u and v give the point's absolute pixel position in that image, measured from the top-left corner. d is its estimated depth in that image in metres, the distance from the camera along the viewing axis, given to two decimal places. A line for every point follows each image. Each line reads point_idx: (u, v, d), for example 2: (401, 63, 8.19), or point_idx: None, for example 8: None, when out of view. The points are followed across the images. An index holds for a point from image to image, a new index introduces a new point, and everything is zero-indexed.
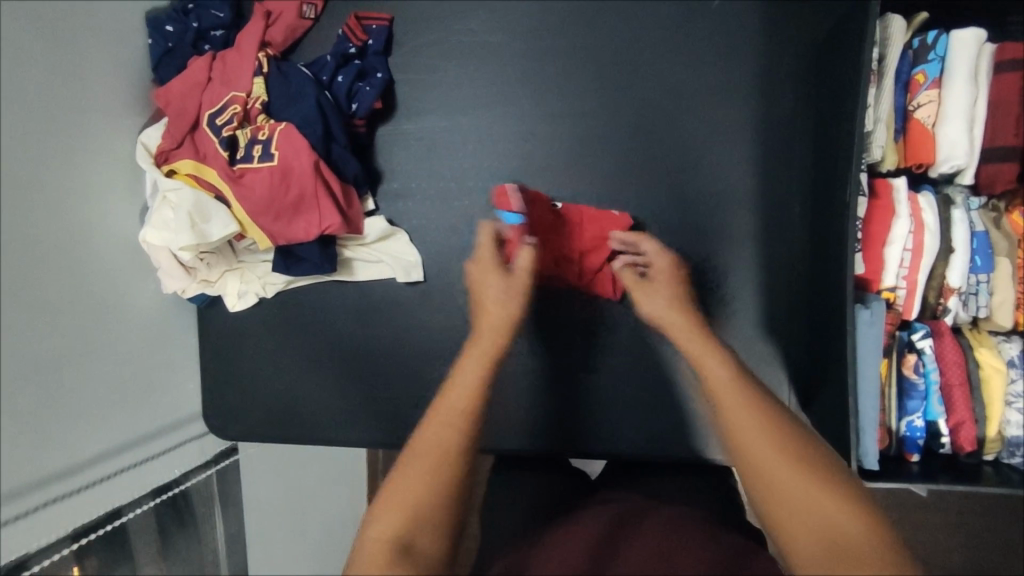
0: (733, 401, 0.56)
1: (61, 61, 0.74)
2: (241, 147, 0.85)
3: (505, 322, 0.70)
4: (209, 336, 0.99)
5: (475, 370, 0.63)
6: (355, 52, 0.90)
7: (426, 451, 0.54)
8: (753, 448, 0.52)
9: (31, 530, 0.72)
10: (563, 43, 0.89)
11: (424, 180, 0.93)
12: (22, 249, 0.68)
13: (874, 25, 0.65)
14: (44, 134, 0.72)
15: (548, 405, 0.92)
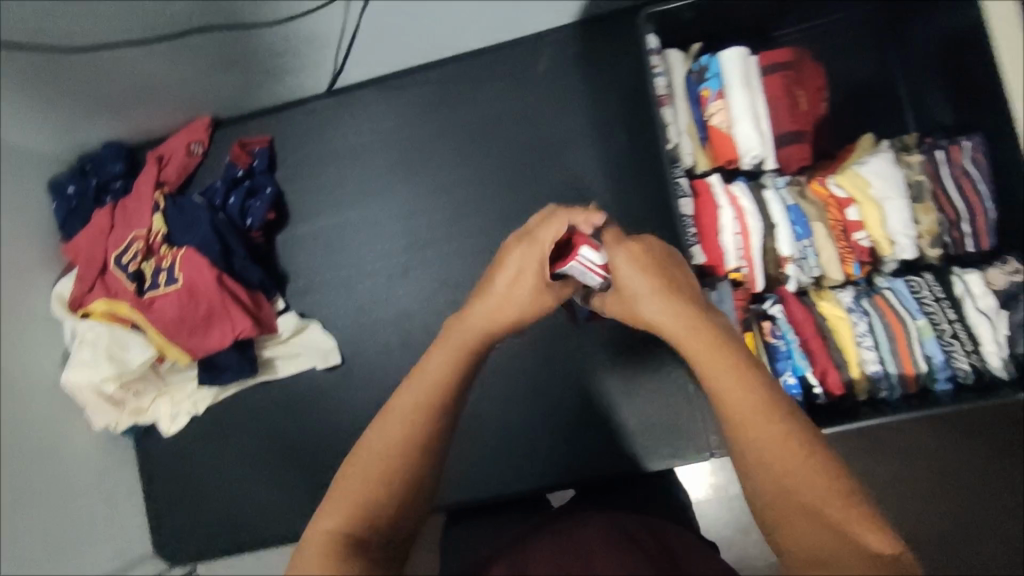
0: (765, 446, 0.46)
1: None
2: (148, 277, 0.93)
3: (493, 324, 0.59)
4: (150, 465, 1.02)
5: (447, 363, 0.55)
6: (243, 175, 1.01)
7: (383, 453, 0.50)
8: (793, 512, 0.44)
9: None
10: (424, 127, 1.01)
11: (326, 271, 1.02)
12: None
13: (650, 60, 0.78)
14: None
15: (486, 452, 0.99)
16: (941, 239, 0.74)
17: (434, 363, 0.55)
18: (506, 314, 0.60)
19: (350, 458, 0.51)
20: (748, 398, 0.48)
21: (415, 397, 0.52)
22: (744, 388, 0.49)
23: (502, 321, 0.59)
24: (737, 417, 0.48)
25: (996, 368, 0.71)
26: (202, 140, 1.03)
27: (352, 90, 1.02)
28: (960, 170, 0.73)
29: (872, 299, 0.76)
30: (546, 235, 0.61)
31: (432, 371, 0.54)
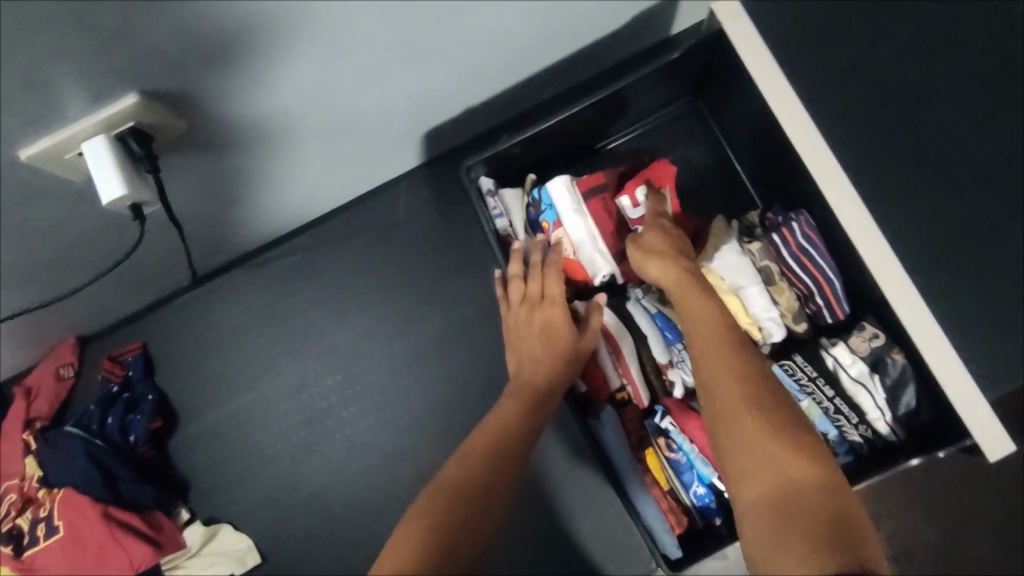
0: (718, 362, 0.59)
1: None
2: (25, 532, 0.86)
3: (545, 381, 0.73)
4: None
5: (507, 415, 0.71)
6: (118, 389, 0.96)
7: (453, 482, 0.64)
8: (731, 412, 0.55)
9: None
10: (298, 298, 0.99)
11: (227, 467, 0.97)
12: None
13: (483, 208, 0.82)
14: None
15: None
16: (802, 311, 0.77)
17: (493, 422, 0.71)
18: (555, 373, 0.73)
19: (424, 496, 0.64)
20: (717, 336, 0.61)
21: (477, 449, 0.68)
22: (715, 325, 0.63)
23: (550, 377, 0.73)
24: (705, 348, 0.61)
25: (885, 433, 0.71)
26: (72, 362, 0.99)
27: (216, 276, 1.00)
28: (796, 248, 0.76)
29: None
30: (552, 290, 0.74)
31: (492, 423, 0.72)
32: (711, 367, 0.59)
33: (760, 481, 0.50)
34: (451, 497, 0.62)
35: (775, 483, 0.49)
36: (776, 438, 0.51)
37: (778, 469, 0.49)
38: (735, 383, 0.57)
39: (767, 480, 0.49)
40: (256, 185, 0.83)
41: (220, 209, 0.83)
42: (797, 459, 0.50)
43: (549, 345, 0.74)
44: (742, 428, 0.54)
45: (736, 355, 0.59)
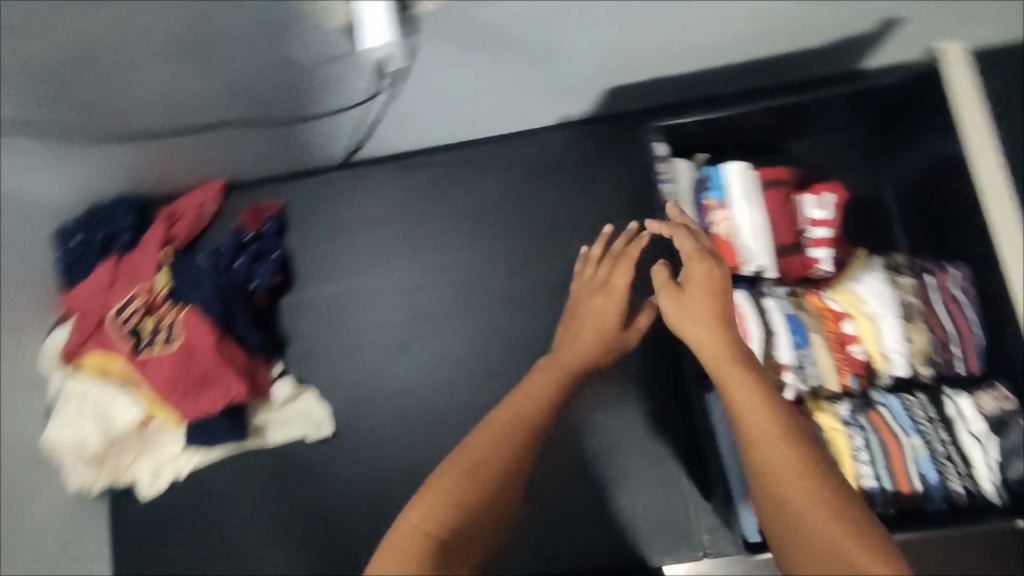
0: (765, 444, 0.51)
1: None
2: (145, 335, 0.91)
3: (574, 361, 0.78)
4: (124, 528, 0.98)
5: (547, 387, 0.72)
6: (251, 237, 1.00)
7: (480, 446, 0.60)
8: (797, 512, 0.47)
9: None
10: (433, 205, 1.03)
11: (326, 339, 1.02)
12: None
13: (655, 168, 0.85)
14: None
15: None
16: (933, 359, 0.78)
17: (518, 394, 0.70)
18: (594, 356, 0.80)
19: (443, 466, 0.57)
20: (764, 413, 0.53)
21: (506, 417, 0.65)
22: (757, 394, 0.54)
23: (580, 360, 0.79)
24: (753, 422, 0.53)
25: (989, 493, 0.73)
26: (214, 201, 1.03)
27: (366, 163, 1.03)
28: (948, 295, 0.78)
29: (869, 415, 0.76)
30: (614, 278, 0.84)
31: (529, 389, 0.71)
32: (764, 449, 0.51)
33: None
34: (484, 468, 0.57)
35: None
36: (848, 543, 0.44)
37: None
38: (791, 469, 0.49)
39: None
40: (448, 86, 0.86)
41: (407, 96, 0.87)
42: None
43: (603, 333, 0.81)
44: (813, 530, 0.46)
45: (784, 431, 0.51)
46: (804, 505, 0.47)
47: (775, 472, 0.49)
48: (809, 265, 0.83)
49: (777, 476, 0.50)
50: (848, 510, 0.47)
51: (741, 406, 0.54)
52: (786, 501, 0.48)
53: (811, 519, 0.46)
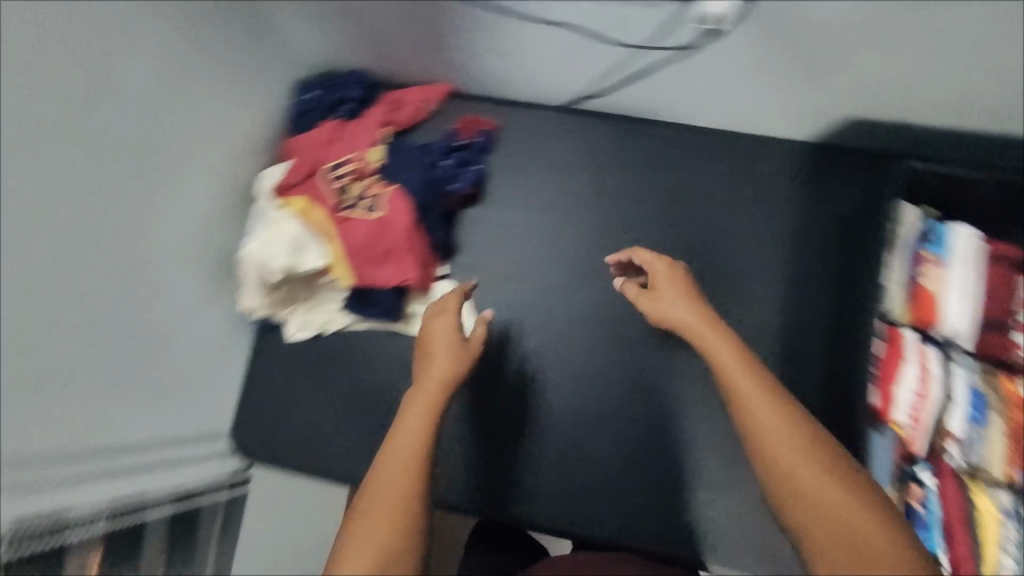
0: (756, 404, 0.57)
1: (203, 95, 0.89)
2: (349, 197, 0.97)
3: (449, 372, 0.71)
4: (260, 361, 1.06)
5: (419, 421, 0.64)
6: (462, 143, 1.05)
7: (393, 470, 0.60)
8: (784, 463, 0.54)
9: (80, 498, 0.76)
10: (632, 172, 1.05)
11: (493, 260, 1.05)
12: (133, 230, 0.81)
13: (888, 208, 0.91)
14: (171, 150, 0.85)
15: (554, 483, 0.98)
16: None
17: (416, 400, 0.67)
18: (454, 366, 0.72)
19: (367, 489, 0.60)
20: (745, 374, 0.59)
21: (419, 411, 0.66)
22: (741, 369, 0.60)
23: (456, 371, 0.71)
24: (753, 395, 0.58)
25: None
26: (437, 101, 1.08)
27: (584, 113, 1.07)
28: None
29: None
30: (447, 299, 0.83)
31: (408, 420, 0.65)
32: (761, 418, 0.56)
33: (829, 535, 0.51)
34: (392, 495, 0.59)
35: (851, 543, 0.50)
36: (829, 483, 0.53)
37: (844, 524, 0.51)
38: (779, 425, 0.56)
39: (844, 542, 0.50)
40: None
41: None
42: (860, 512, 0.51)
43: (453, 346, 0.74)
44: (798, 473, 0.53)
45: (777, 402, 0.57)
46: (804, 468, 0.54)
47: (775, 440, 0.55)
48: (1011, 346, 0.83)
49: (762, 433, 0.56)
50: (824, 446, 0.55)
51: (738, 381, 0.59)
52: (784, 463, 0.54)
53: (807, 482, 0.53)
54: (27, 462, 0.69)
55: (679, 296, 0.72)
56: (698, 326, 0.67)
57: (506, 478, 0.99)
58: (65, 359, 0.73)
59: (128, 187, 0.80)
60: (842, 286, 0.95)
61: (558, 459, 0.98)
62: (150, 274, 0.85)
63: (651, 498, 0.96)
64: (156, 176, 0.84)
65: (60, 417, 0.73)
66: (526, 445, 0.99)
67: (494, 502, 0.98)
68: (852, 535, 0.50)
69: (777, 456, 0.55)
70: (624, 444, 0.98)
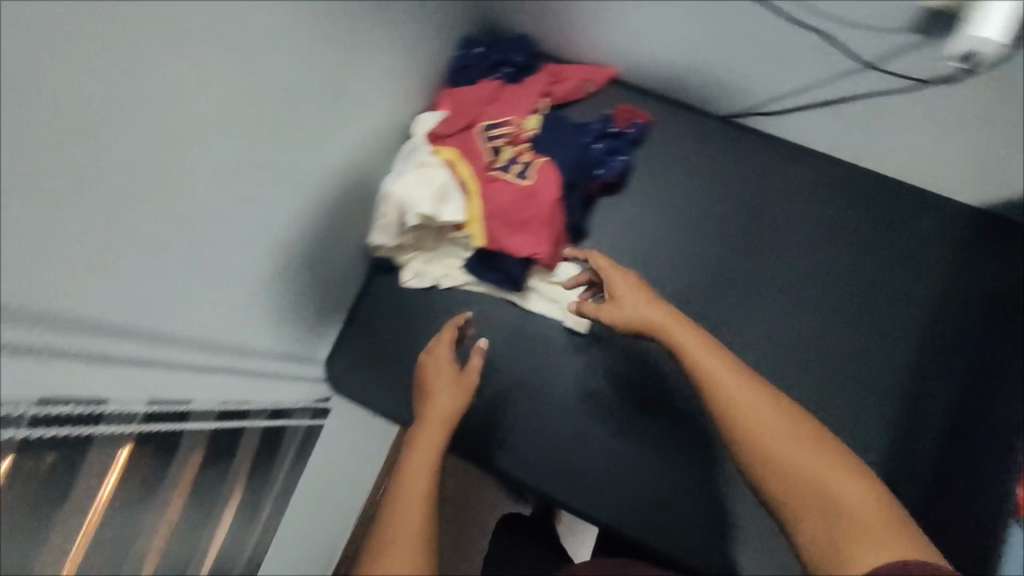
0: (740, 399, 0.63)
1: (388, 30, 0.90)
2: (501, 159, 0.97)
3: (447, 410, 0.82)
4: (367, 299, 1.06)
5: (425, 456, 0.74)
6: (616, 131, 1.03)
7: (409, 497, 0.69)
8: (766, 452, 0.61)
9: (206, 388, 0.78)
10: (780, 197, 1.01)
11: (619, 253, 1.03)
12: (304, 143, 0.82)
13: None
14: (352, 76, 0.87)
15: (633, 486, 0.94)
16: None
17: (420, 438, 0.77)
18: (454, 403, 0.83)
19: (386, 514, 0.67)
20: (728, 371, 0.65)
21: (421, 453, 0.75)
22: (721, 369, 0.66)
23: (452, 408, 0.83)
24: (715, 377, 0.65)
25: None
26: (597, 83, 1.06)
27: (744, 129, 1.04)
28: None
29: None
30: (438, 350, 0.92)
31: (414, 458, 0.74)
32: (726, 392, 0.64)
33: (817, 509, 0.57)
34: (410, 515, 0.67)
35: (839, 513, 0.57)
36: (813, 457, 0.60)
37: (829, 494, 0.57)
38: (763, 415, 0.62)
39: (831, 514, 0.57)
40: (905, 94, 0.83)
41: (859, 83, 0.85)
42: (846, 482, 0.58)
43: (455, 390, 0.85)
44: (782, 456, 0.60)
45: (771, 402, 0.63)
46: (770, 431, 0.61)
47: (744, 408, 0.63)
48: None
49: (746, 421, 0.62)
50: (799, 420, 0.63)
51: (704, 365, 0.67)
52: (751, 430, 0.62)
53: (790, 462, 0.60)
54: (174, 342, 0.71)
55: (640, 295, 0.77)
56: (669, 327, 0.72)
57: (582, 472, 0.95)
58: (222, 253, 0.74)
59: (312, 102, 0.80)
60: (973, 359, 0.94)
61: (640, 464, 0.94)
62: (303, 189, 0.85)
63: (717, 529, 0.91)
64: (335, 99, 0.85)
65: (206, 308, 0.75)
66: (608, 441, 0.95)
67: (567, 494, 0.94)
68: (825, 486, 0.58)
69: (764, 442, 0.61)
70: (699, 461, 0.93)
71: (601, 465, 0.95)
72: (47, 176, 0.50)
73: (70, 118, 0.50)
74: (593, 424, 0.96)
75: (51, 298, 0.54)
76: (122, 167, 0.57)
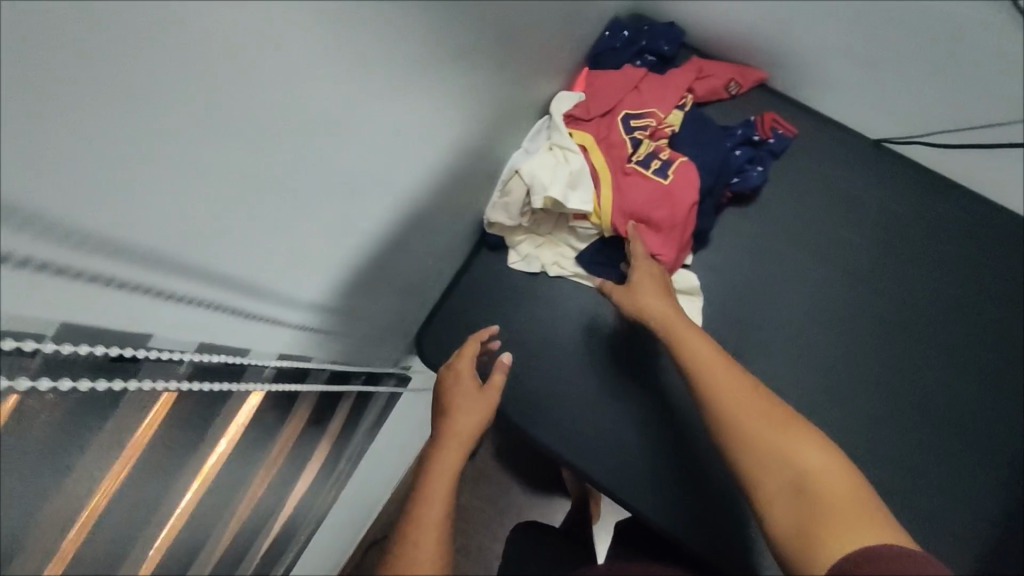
0: (726, 387, 0.70)
1: (570, 1, 0.84)
2: (640, 153, 0.94)
3: (471, 428, 0.79)
4: (471, 275, 1.03)
5: (450, 459, 0.72)
6: (757, 140, 0.99)
7: (434, 488, 0.66)
8: (745, 430, 0.67)
9: (322, 348, 0.75)
10: (924, 237, 0.96)
11: (742, 269, 0.97)
12: (472, 114, 0.76)
13: None
14: (529, 46, 0.81)
15: (708, 500, 0.93)
16: None
17: (443, 446, 0.74)
18: (478, 420, 0.80)
19: (411, 503, 0.65)
20: (714, 361, 0.73)
21: (449, 456, 0.72)
22: (712, 362, 0.72)
23: (476, 425, 0.80)
24: (706, 364, 0.72)
25: None
26: (742, 87, 1.02)
27: (896, 158, 0.98)
28: None
29: None
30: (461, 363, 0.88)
31: (441, 457, 0.72)
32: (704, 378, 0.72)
33: (785, 478, 0.63)
34: (432, 510, 0.63)
35: (806, 487, 0.62)
36: (785, 435, 0.66)
37: (796, 468, 0.63)
38: (744, 399, 0.69)
39: (800, 488, 0.62)
40: None
41: None
42: (814, 458, 0.63)
43: (478, 403, 0.83)
44: (755, 434, 0.66)
45: (747, 385, 0.70)
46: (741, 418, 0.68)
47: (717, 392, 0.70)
48: None
49: (729, 404, 0.69)
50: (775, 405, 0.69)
51: (696, 354, 0.74)
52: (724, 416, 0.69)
53: (764, 439, 0.66)
54: (314, 307, 0.68)
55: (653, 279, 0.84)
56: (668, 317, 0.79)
57: (663, 479, 0.94)
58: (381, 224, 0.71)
59: (492, 72, 0.75)
60: None
61: (718, 480, 0.93)
62: (458, 161, 0.80)
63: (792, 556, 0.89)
64: (507, 69, 0.80)
65: (354, 273, 0.71)
66: (692, 454, 0.94)
67: (641, 496, 0.93)
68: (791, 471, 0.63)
69: (749, 427, 0.67)
70: None
71: (680, 475, 0.94)
72: (272, 127, 0.46)
73: (315, 71, 0.46)
74: (672, 437, 0.95)
75: (240, 255, 0.50)
76: (339, 129, 0.52)
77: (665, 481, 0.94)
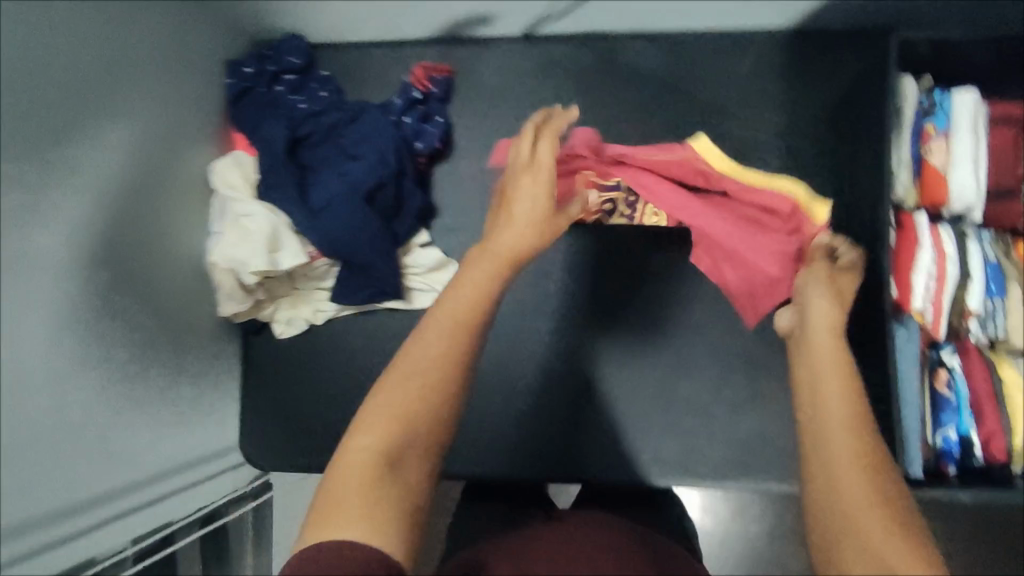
0: (830, 394, 0.56)
1: (147, 92, 0.80)
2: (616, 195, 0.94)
3: (509, 259, 0.65)
4: (254, 364, 1.02)
5: (475, 293, 0.61)
6: (421, 96, 0.98)
7: (431, 361, 0.57)
8: (829, 442, 0.53)
9: (93, 542, 0.72)
10: (602, 97, 1.00)
11: (478, 217, 1.01)
12: (102, 261, 0.73)
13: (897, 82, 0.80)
14: (129, 157, 0.77)
15: (559, 428, 0.95)
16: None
17: (465, 287, 0.62)
18: (520, 239, 0.67)
19: (412, 345, 0.58)
20: (833, 366, 0.59)
21: (447, 319, 0.59)
22: (836, 367, 0.59)
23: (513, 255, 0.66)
24: (820, 360, 0.60)
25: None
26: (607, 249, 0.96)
27: (543, 41, 1.01)
28: None
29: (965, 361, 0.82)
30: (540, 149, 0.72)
31: (442, 314, 0.59)
32: (818, 374, 0.58)
33: (831, 494, 0.50)
34: (417, 386, 0.56)
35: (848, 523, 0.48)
36: (857, 475, 0.50)
37: (854, 508, 0.48)
38: (845, 411, 0.54)
39: (841, 516, 0.49)
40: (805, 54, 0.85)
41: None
42: (871, 510, 0.48)
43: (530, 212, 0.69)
44: (837, 450, 0.52)
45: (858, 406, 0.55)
46: (840, 442, 0.52)
47: (823, 389, 0.57)
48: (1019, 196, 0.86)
49: (826, 416, 0.54)
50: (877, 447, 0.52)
51: (816, 344, 0.62)
52: (817, 408, 0.55)
53: (838, 463, 0.51)
54: (15, 531, 0.62)
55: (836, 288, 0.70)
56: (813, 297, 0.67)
57: (512, 432, 0.96)
58: (55, 407, 0.66)
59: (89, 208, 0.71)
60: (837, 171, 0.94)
61: (557, 402, 0.96)
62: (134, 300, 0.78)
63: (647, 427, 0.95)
64: (119, 188, 0.76)
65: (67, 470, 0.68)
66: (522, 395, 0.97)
67: (500, 457, 0.95)
68: (837, 496, 0.49)
69: (823, 435, 0.53)
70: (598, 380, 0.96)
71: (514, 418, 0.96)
72: None
73: None
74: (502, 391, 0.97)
75: None
76: None
77: (512, 435, 0.96)
